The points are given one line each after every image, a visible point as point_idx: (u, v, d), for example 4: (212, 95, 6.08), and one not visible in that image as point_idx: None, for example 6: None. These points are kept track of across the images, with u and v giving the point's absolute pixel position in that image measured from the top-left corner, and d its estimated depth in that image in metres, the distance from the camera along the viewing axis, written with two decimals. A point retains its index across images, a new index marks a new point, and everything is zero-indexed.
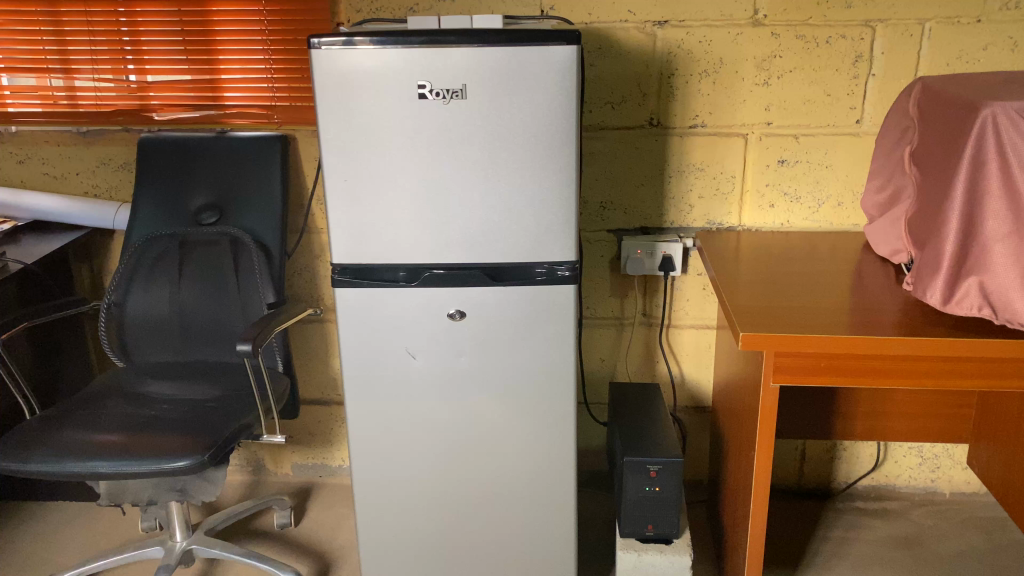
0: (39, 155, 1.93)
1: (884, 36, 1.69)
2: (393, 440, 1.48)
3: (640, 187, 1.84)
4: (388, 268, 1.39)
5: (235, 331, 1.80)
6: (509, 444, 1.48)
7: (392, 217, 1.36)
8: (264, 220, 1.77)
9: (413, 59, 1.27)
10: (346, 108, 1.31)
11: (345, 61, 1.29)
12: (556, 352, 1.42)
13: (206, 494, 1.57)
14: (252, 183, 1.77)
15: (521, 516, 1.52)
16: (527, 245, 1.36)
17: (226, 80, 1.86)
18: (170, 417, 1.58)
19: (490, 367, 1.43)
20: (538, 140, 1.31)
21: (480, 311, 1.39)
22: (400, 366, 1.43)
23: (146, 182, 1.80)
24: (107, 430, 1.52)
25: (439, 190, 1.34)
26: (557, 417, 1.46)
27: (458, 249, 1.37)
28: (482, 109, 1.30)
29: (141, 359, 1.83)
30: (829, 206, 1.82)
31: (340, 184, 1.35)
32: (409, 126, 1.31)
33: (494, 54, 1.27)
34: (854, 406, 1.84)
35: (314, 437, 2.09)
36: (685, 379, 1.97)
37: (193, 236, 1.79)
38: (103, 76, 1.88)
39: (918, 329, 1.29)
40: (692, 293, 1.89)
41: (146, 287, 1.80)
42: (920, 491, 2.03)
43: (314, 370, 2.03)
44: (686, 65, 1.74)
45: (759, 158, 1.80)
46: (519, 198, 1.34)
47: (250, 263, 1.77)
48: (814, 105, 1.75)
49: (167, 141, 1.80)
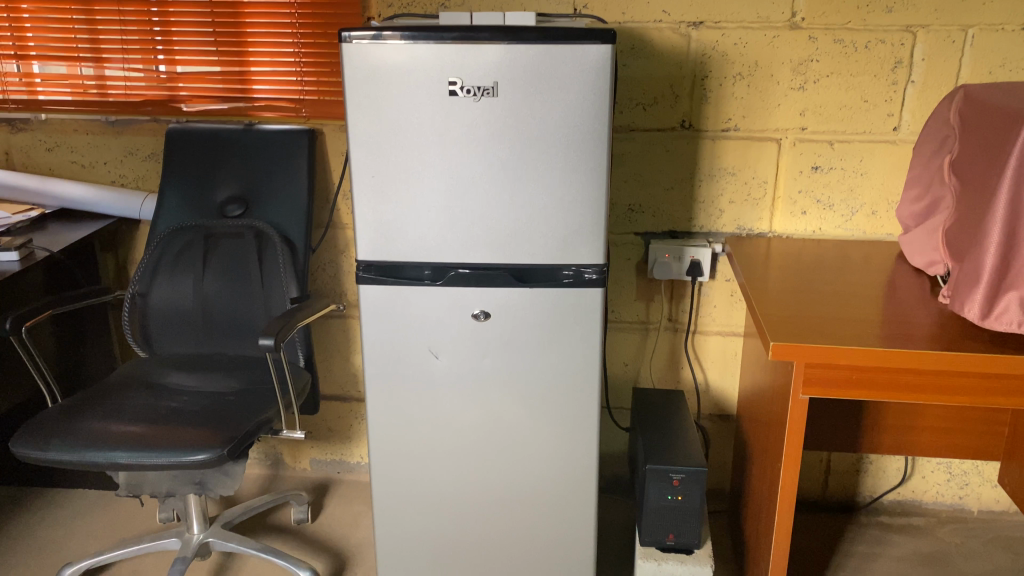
0: (67, 144, 1.94)
1: (924, 42, 1.65)
2: (413, 440, 1.47)
3: (669, 190, 1.81)
4: (413, 266, 1.38)
5: (257, 324, 1.80)
6: (530, 448, 1.46)
7: (419, 215, 1.34)
8: (290, 213, 1.76)
9: (444, 55, 1.26)
10: (375, 103, 1.30)
11: (375, 56, 1.27)
12: (580, 356, 1.39)
13: (225, 488, 1.56)
14: (278, 176, 1.77)
15: (540, 521, 1.50)
16: (554, 246, 1.34)
17: (255, 73, 1.85)
18: (190, 409, 1.57)
19: (513, 369, 1.41)
20: (570, 141, 1.29)
21: (504, 312, 1.37)
22: (423, 365, 1.42)
23: (172, 173, 1.80)
24: (128, 421, 1.52)
25: (467, 189, 1.32)
26: (580, 422, 1.44)
27: (485, 249, 1.35)
28: (513, 107, 1.28)
29: (163, 349, 1.82)
30: (862, 215, 1.78)
31: (367, 179, 1.34)
32: (438, 123, 1.29)
33: (527, 51, 1.25)
34: (881, 419, 1.81)
35: (333, 434, 2.08)
36: (709, 387, 1.94)
37: (218, 228, 1.78)
38: (133, 66, 1.88)
39: (954, 344, 1.25)
40: (719, 299, 1.86)
41: (170, 278, 1.79)
42: (948, 508, 1.98)
43: (335, 366, 2.02)
44: (721, 67, 1.71)
45: (792, 164, 1.76)
46: (548, 199, 1.32)
47: (274, 257, 1.76)
48: (850, 111, 1.72)
49: (195, 132, 1.79)
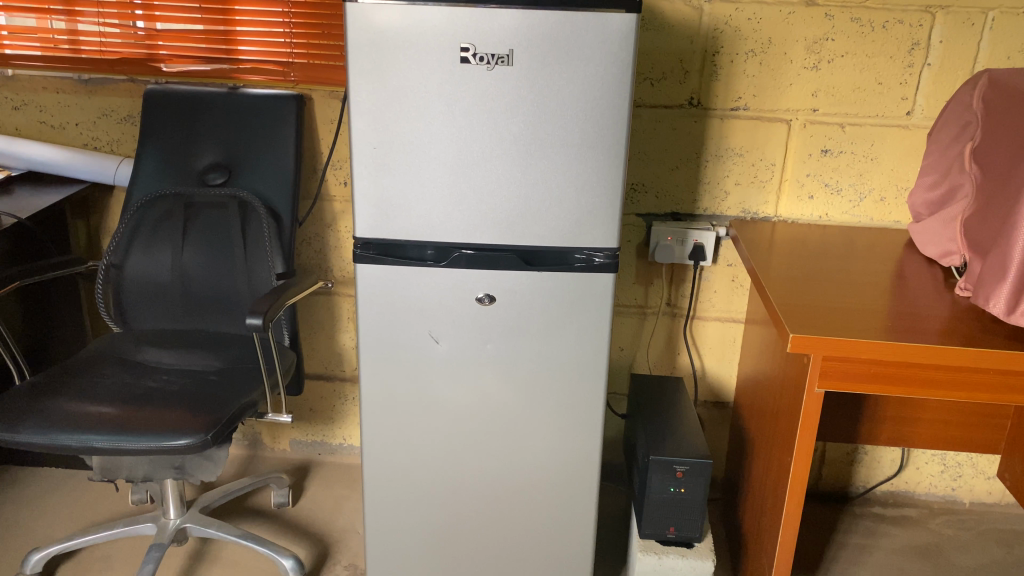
0: (36, 103, 1.81)
1: (943, 24, 1.60)
2: (408, 427, 1.40)
3: (674, 170, 1.74)
4: (415, 245, 1.29)
5: (239, 300, 1.71)
6: (529, 436, 1.39)
7: (422, 192, 1.25)
8: (275, 185, 1.67)
9: (457, 20, 1.16)
10: (380, 70, 1.20)
11: (379, 18, 1.17)
12: (586, 344, 1.33)
13: (206, 474, 1.46)
14: (264, 144, 1.67)
15: (538, 511, 1.44)
16: (566, 228, 1.26)
17: (241, 32, 1.74)
18: (170, 389, 1.48)
19: (517, 354, 1.34)
20: (586, 116, 1.21)
21: (510, 296, 1.30)
22: (421, 350, 1.34)
23: (151, 137, 1.69)
24: (103, 401, 1.43)
25: (474, 165, 1.23)
26: (582, 411, 1.37)
27: (492, 230, 1.27)
28: (529, 78, 1.19)
29: (139, 325, 1.73)
30: (871, 201, 1.73)
31: (368, 151, 1.24)
32: (448, 93, 1.20)
33: (546, 19, 1.16)
34: (881, 410, 1.77)
35: (315, 414, 2.00)
36: (706, 373, 1.89)
37: (199, 197, 1.68)
38: (109, 21, 1.76)
39: (975, 339, 1.21)
40: (721, 284, 1.81)
41: (147, 249, 1.69)
42: (940, 499, 1.96)
43: (319, 344, 1.94)
44: (733, 43, 1.64)
45: (802, 146, 1.70)
46: (560, 177, 1.24)
47: (258, 230, 1.67)
48: (864, 92, 1.66)
49: (176, 94, 1.69)
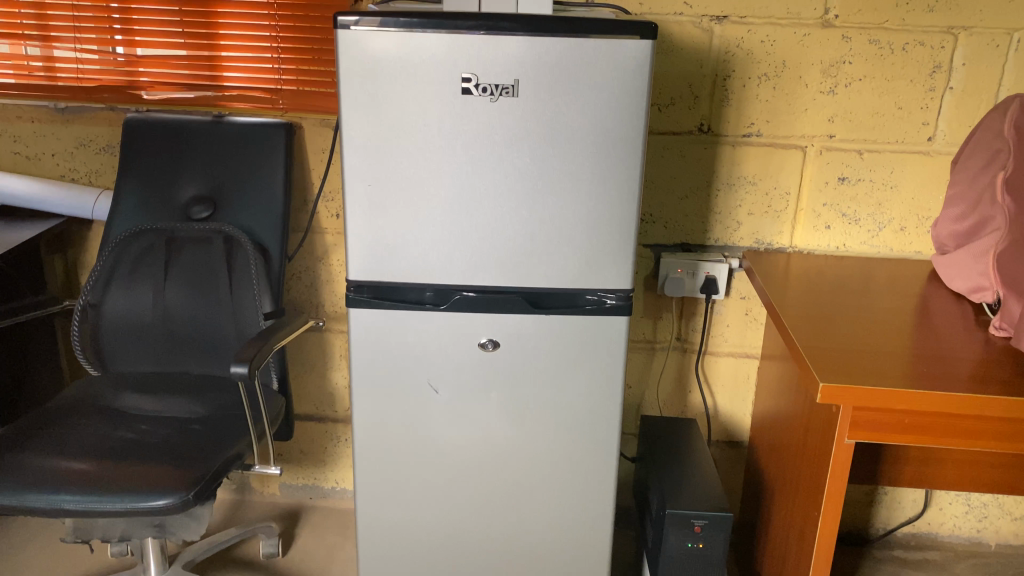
0: (9, 132, 1.71)
1: (966, 45, 1.52)
2: (405, 480, 1.30)
3: (683, 200, 1.65)
4: (413, 288, 1.20)
5: (225, 341, 1.61)
6: (537, 490, 1.30)
7: (420, 231, 1.16)
8: (263, 219, 1.58)
9: (458, 48, 1.08)
10: (375, 101, 1.11)
11: (374, 46, 1.09)
12: (598, 391, 1.23)
13: (188, 533, 1.36)
14: (251, 177, 1.58)
15: (546, 569, 1.34)
16: (576, 269, 1.18)
17: (226, 58, 1.65)
18: (150, 441, 1.38)
19: (523, 403, 1.24)
20: (597, 150, 1.12)
21: (515, 342, 1.20)
22: (420, 400, 1.25)
23: (131, 170, 1.60)
24: (77, 456, 1.33)
25: (477, 204, 1.14)
26: (593, 462, 1.28)
27: (495, 271, 1.18)
28: (535, 110, 1.10)
29: (118, 368, 1.62)
30: (890, 231, 1.65)
31: (362, 189, 1.15)
32: (448, 126, 1.11)
33: (554, 47, 1.07)
34: (904, 450, 1.68)
35: (306, 457, 1.90)
36: (718, 411, 1.80)
37: (182, 233, 1.59)
38: (86, 47, 1.67)
39: (1018, 386, 1.12)
40: (733, 318, 1.72)
41: (126, 288, 1.59)
42: (965, 541, 1.86)
43: (310, 384, 1.84)
44: (745, 67, 1.56)
45: (818, 174, 1.62)
46: (569, 215, 1.15)
47: (245, 267, 1.58)
48: (882, 118, 1.58)
49: (158, 123, 1.60)
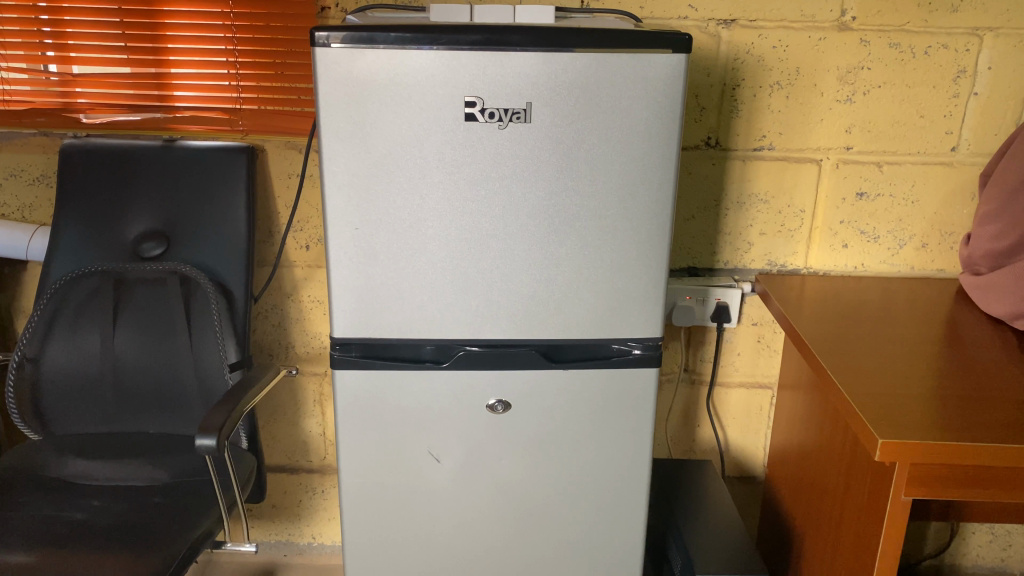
0: None
1: (992, 47, 1.40)
2: (403, 560, 1.13)
3: (690, 221, 1.52)
4: (409, 344, 1.04)
5: (183, 394, 1.42)
6: (553, 563, 1.14)
7: (417, 279, 1.00)
8: (225, 256, 1.40)
9: (459, 66, 0.92)
10: (361, 129, 0.94)
11: (359, 66, 0.92)
12: (621, 452, 1.08)
13: None
14: (209, 208, 1.40)
15: None
16: (596, 316, 1.03)
17: (176, 75, 1.47)
18: (101, 523, 1.19)
19: (537, 467, 1.09)
20: (620, 180, 0.97)
21: (528, 401, 1.05)
22: (418, 470, 1.08)
23: (71, 204, 1.40)
24: (16, 545, 1.14)
25: (483, 246, 0.98)
26: (617, 529, 1.13)
27: (504, 322, 1.02)
28: (550, 136, 0.95)
29: (61, 430, 1.42)
30: (912, 248, 1.53)
31: (347, 232, 0.98)
32: (448, 157, 0.95)
33: (571, 63, 0.92)
34: None
35: (279, 511, 1.73)
36: (730, 446, 1.66)
37: (131, 273, 1.40)
38: (14, 65, 1.48)
39: None
40: (745, 346, 1.58)
41: (69, 338, 1.40)
42: (988, 571, 1.76)
43: (281, 432, 1.66)
44: (756, 75, 1.43)
45: (834, 190, 1.49)
46: (588, 255, 1.00)
47: (205, 310, 1.39)
48: (903, 127, 1.45)
49: (100, 150, 1.41)
